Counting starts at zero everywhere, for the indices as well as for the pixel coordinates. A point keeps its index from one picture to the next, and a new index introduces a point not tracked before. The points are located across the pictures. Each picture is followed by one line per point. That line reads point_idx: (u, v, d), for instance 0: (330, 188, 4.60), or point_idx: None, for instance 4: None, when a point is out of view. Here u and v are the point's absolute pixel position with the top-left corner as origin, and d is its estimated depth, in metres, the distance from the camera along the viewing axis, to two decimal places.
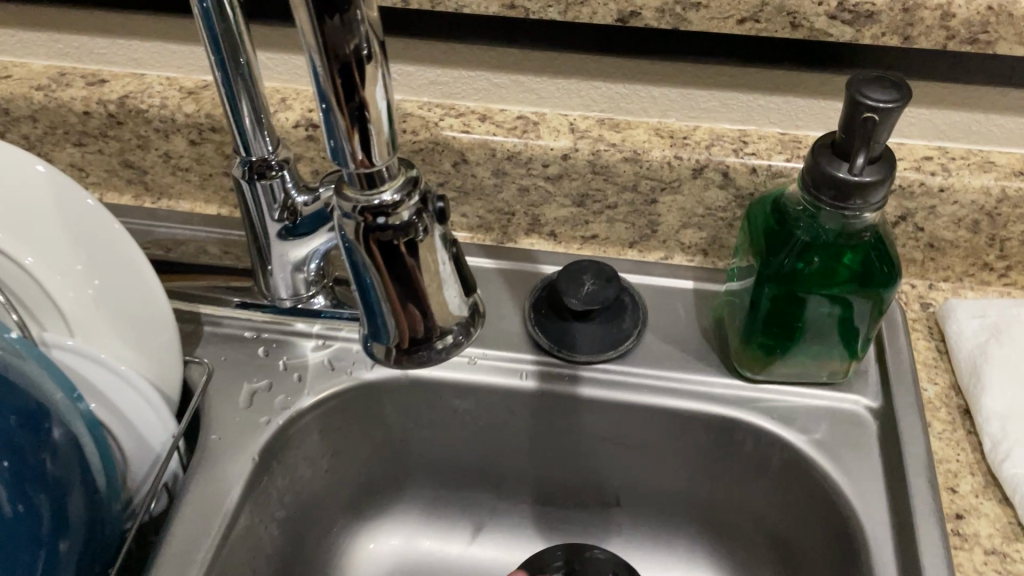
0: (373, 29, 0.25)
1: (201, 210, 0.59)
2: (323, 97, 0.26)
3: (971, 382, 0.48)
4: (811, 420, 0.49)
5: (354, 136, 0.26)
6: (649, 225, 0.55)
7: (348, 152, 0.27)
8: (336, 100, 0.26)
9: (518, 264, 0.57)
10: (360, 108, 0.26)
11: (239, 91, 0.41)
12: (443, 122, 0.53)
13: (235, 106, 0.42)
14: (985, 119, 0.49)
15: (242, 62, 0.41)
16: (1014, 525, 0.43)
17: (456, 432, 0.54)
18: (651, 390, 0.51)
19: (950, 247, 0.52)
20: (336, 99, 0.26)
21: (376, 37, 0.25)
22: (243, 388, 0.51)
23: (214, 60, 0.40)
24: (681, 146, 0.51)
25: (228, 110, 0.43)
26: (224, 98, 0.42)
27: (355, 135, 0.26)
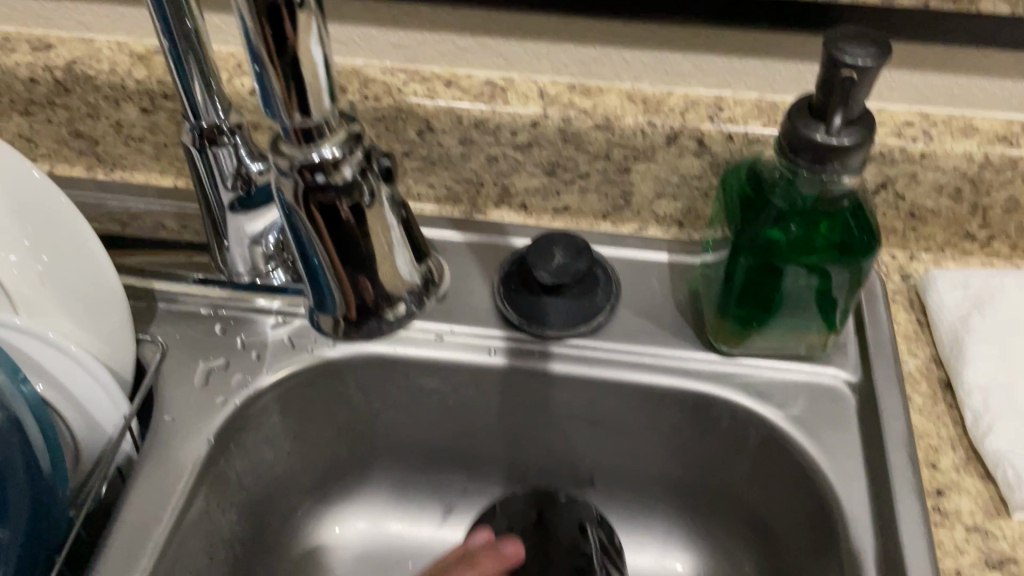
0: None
1: (156, 182, 0.57)
2: (252, 48, 0.24)
3: (953, 354, 0.46)
4: (788, 395, 0.47)
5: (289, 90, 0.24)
6: (622, 196, 0.53)
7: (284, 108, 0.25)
8: (267, 52, 0.24)
9: (488, 237, 0.55)
10: (293, 61, 0.24)
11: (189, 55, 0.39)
12: (407, 88, 0.50)
13: (182, 66, 0.40)
14: (967, 82, 0.48)
15: (190, 26, 0.38)
16: (996, 500, 0.42)
17: (423, 412, 0.53)
18: (624, 366, 0.49)
19: (932, 215, 0.51)
20: (266, 51, 0.23)
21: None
22: (198, 367, 0.49)
23: (159, 23, 0.38)
24: (655, 112, 0.49)
25: (175, 75, 0.40)
26: (170, 57, 0.39)
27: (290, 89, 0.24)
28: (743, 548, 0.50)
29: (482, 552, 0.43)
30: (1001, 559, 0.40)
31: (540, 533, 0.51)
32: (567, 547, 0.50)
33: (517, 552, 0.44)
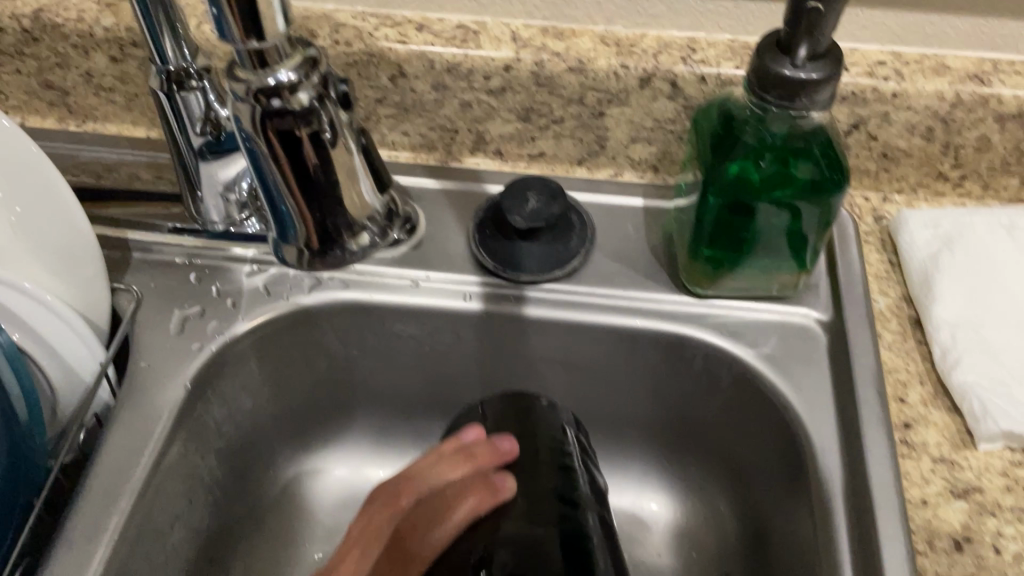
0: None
1: (129, 134, 0.56)
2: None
3: (922, 292, 0.47)
4: (760, 334, 0.48)
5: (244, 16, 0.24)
6: (597, 140, 0.53)
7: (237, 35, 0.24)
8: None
9: (464, 184, 0.55)
10: None
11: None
12: (379, 33, 0.50)
13: (147, 9, 0.39)
14: (940, 21, 0.47)
15: None
16: (962, 432, 0.43)
17: (401, 358, 0.53)
18: (598, 309, 0.49)
19: (904, 156, 0.51)
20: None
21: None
22: (173, 315, 0.49)
23: None
24: (628, 54, 0.49)
25: (140, 19, 0.40)
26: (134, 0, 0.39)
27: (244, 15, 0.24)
28: (717, 485, 0.51)
29: (477, 445, 0.44)
30: (966, 488, 0.41)
31: (519, 426, 0.46)
32: (546, 443, 0.45)
33: (515, 446, 0.44)
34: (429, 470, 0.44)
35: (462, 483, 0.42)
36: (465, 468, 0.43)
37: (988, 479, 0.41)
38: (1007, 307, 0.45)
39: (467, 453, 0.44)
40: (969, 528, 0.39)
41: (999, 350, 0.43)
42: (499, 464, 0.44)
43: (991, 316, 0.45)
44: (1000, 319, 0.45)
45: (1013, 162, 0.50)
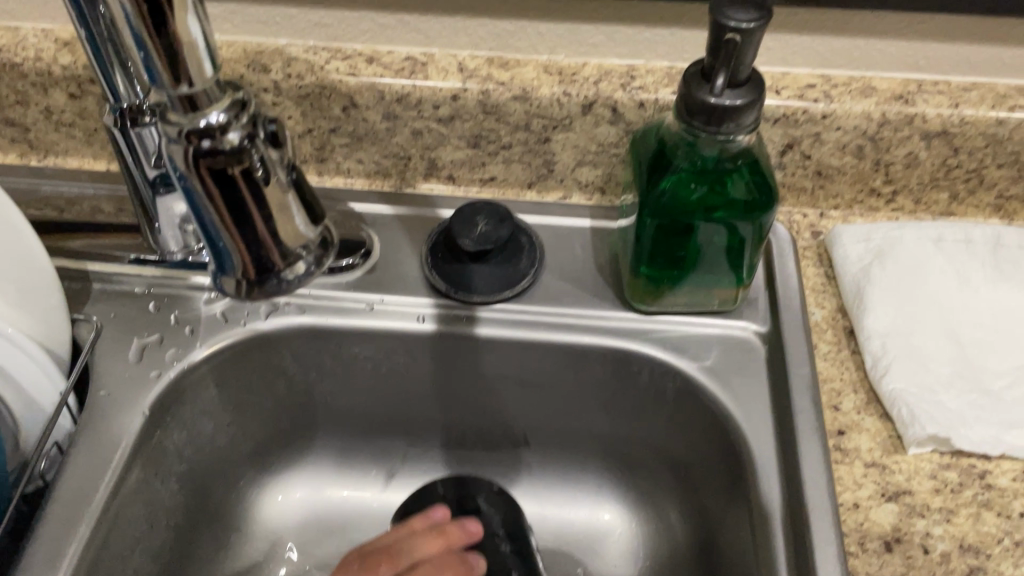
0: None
1: (90, 167, 0.58)
2: (132, 22, 0.26)
3: (855, 303, 0.49)
4: (702, 348, 0.50)
5: (172, 62, 0.27)
6: (545, 165, 0.55)
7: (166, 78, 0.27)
8: (146, 27, 0.26)
9: (416, 209, 0.57)
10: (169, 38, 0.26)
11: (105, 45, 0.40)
12: (329, 66, 0.52)
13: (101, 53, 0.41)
14: (866, 44, 0.50)
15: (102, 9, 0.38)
16: (893, 437, 0.44)
17: (359, 381, 0.54)
18: (547, 327, 0.51)
19: (838, 173, 0.53)
20: (145, 25, 0.26)
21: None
22: (133, 343, 0.50)
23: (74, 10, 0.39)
24: (570, 82, 0.51)
25: (95, 62, 0.41)
26: (87, 44, 0.40)
27: (173, 62, 0.27)
28: (669, 495, 0.53)
29: (448, 524, 0.47)
30: (897, 491, 0.42)
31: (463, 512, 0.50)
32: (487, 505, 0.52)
33: (481, 527, 0.48)
34: (405, 543, 0.46)
35: (440, 558, 0.45)
36: (440, 544, 0.46)
37: (918, 481, 0.43)
38: (934, 317, 0.47)
39: (441, 529, 0.47)
40: (898, 529, 0.41)
41: (926, 357, 0.45)
42: (466, 543, 0.47)
43: (919, 326, 0.47)
44: (928, 328, 0.47)
45: (941, 177, 0.53)
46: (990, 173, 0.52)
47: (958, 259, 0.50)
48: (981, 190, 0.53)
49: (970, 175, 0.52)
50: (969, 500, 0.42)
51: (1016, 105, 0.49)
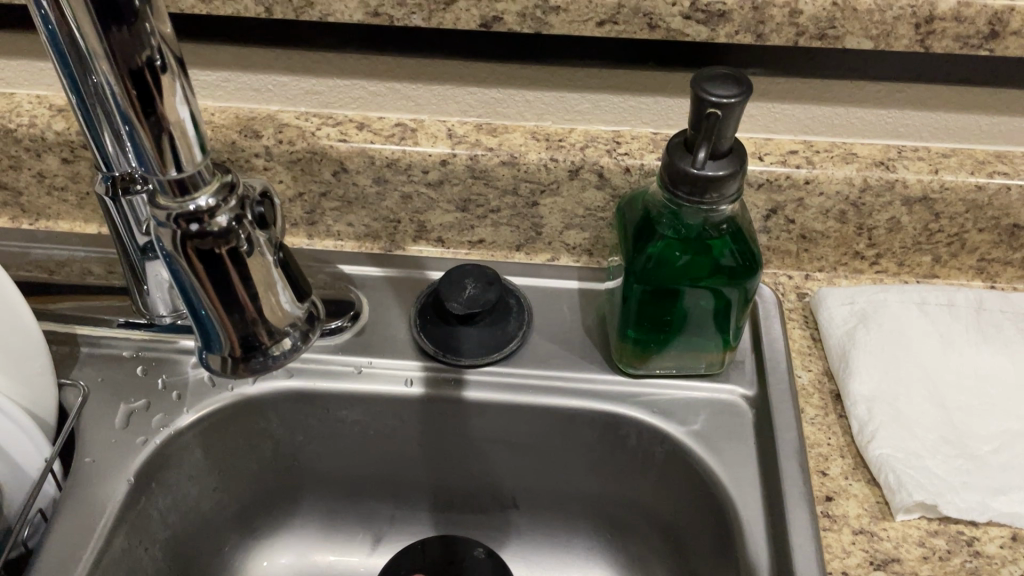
0: (165, 40, 0.26)
1: (81, 230, 0.58)
2: (120, 103, 0.26)
3: (841, 367, 0.49)
4: (689, 412, 0.50)
5: (158, 141, 0.27)
6: (533, 228, 0.56)
7: (153, 157, 0.27)
8: (135, 109, 0.27)
9: (406, 271, 0.57)
10: (159, 122, 0.27)
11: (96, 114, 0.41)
12: (320, 132, 0.53)
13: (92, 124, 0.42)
14: (846, 112, 0.51)
15: None
16: (881, 504, 0.44)
17: (346, 444, 0.54)
18: (535, 390, 0.51)
19: (821, 237, 0.54)
20: (132, 104, 0.26)
21: (168, 48, 0.26)
22: (119, 409, 0.50)
23: (67, 80, 0.40)
24: (557, 148, 0.52)
25: (86, 131, 0.42)
26: (81, 117, 0.41)
27: (160, 141, 0.27)
28: (659, 559, 0.53)
29: None
30: (885, 559, 0.42)
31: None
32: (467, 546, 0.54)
33: None
34: None
35: None
36: None
37: (906, 548, 0.42)
38: (919, 382, 0.47)
39: None
40: None
41: (911, 423, 0.46)
42: None
43: (904, 390, 0.47)
44: (913, 393, 0.47)
45: (924, 241, 0.53)
46: (971, 238, 0.53)
47: (941, 323, 0.50)
48: (964, 253, 0.54)
49: (953, 239, 0.53)
50: (958, 568, 0.42)
51: (995, 171, 0.50)
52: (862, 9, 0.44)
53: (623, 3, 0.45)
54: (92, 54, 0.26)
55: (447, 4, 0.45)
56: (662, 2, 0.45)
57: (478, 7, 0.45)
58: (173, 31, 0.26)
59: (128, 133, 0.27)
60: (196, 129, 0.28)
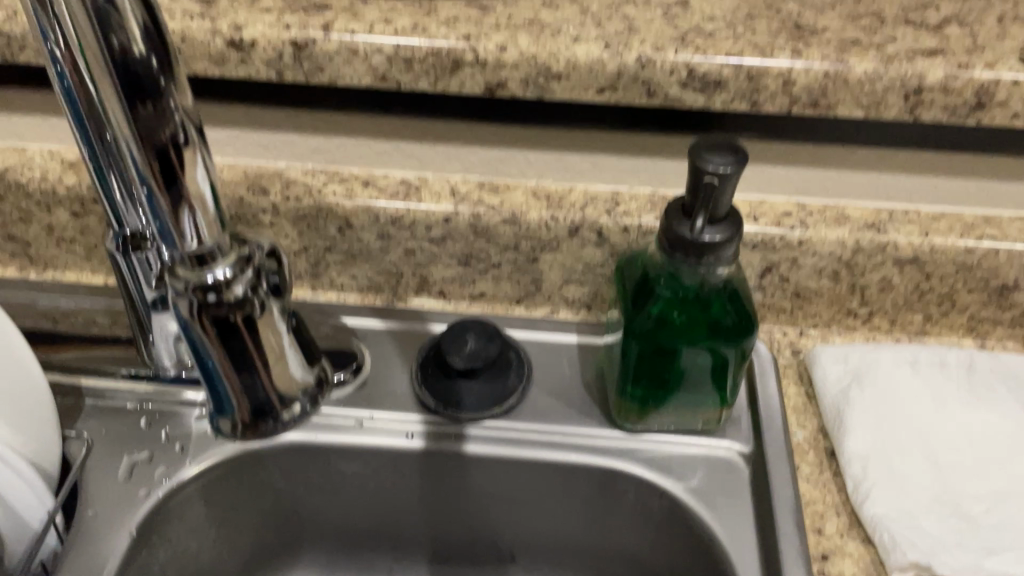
0: (187, 116, 0.27)
1: (88, 280, 0.59)
2: (142, 176, 0.28)
3: (835, 425, 0.50)
4: (687, 468, 0.51)
5: (179, 212, 0.28)
6: (533, 282, 0.57)
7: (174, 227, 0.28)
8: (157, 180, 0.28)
9: (408, 323, 0.58)
10: (180, 193, 0.28)
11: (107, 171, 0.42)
12: (327, 189, 0.54)
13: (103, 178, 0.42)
14: (838, 175, 0.52)
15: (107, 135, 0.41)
16: (876, 563, 0.45)
17: (346, 496, 0.55)
18: (534, 445, 0.52)
19: (815, 295, 0.55)
20: (154, 178, 0.27)
21: (190, 122, 0.27)
22: (123, 461, 0.51)
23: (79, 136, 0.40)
24: (557, 207, 0.53)
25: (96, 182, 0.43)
26: (91, 171, 0.42)
27: (180, 212, 0.28)
28: None
29: None
30: None
31: None
32: None
33: None
34: None
35: None
36: None
37: None
38: (912, 442, 0.48)
39: None
40: None
41: (905, 482, 0.46)
42: None
43: (897, 449, 0.48)
44: (906, 452, 0.48)
45: (915, 300, 0.54)
46: (961, 298, 0.54)
47: (934, 382, 0.51)
48: (954, 313, 0.55)
49: (942, 299, 0.54)
50: None
51: (983, 235, 0.52)
52: (852, 80, 0.46)
53: (623, 71, 0.46)
54: (116, 127, 0.27)
55: (453, 70, 0.47)
56: (660, 72, 0.46)
57: (483, 73, 0.47)
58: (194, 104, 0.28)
59: (148, 204, 0.28)
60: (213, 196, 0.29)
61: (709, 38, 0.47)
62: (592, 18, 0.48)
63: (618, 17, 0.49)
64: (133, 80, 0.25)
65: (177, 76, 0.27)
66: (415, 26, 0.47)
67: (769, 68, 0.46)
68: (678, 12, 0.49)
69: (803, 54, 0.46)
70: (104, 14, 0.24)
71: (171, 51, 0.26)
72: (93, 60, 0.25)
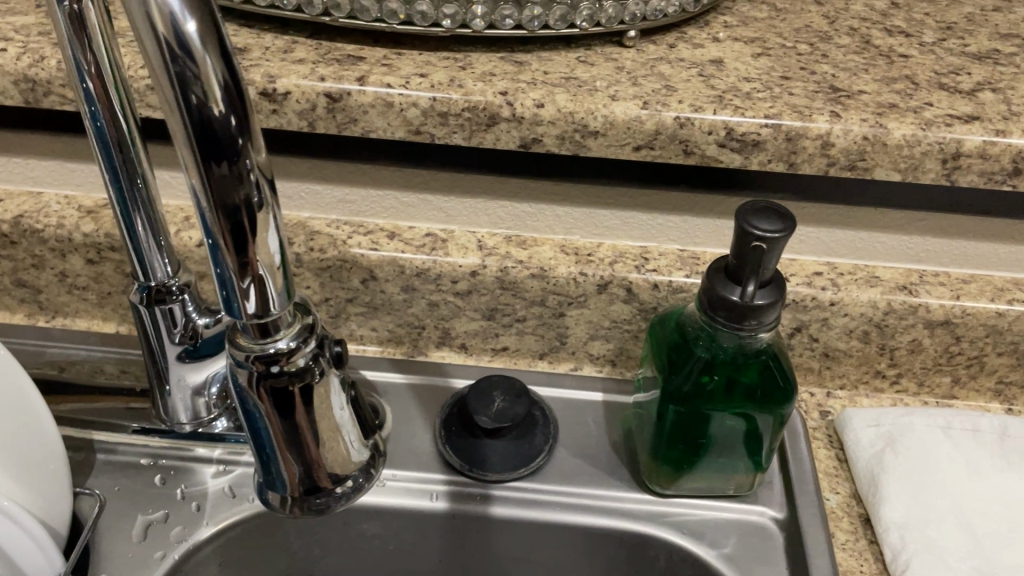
0: (262, 176, 0.26)
1: (98, 328, 0.57)
2: (209, 235, 0.26)
3: (870, 491, 0.48)
4: (719, 534, 0.49)
5: (245, 275, 0.27)
6: (558, 338, 0.55)
7: (239, 290, 0.27)
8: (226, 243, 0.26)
9: (427, 377, 0.56)
10: (248, 256, 0.26)
11: (135, 213, 0.40)
12: (351, 240, 0.52)
13: (129, 222, 0.40)
14: (869, 236, 0.52)
15: (140, 182, 0.39)
16: None
17: (363, 557, 0.53)
18: (561, 508, 0.50)
19: (844, 356, 0.54)
20: (223, 240, 0.26)
21: (265, 183, 0.26)
22: (137, 521, 0.49)
23: (108, 179, 0.39)
24: (586, 262, 0.52)
25: (121, 226, 0.41)
26: (118, 214, 0.40)
27: (245, 275, 0.27)
28: None
29: None
30: None
31: None
32: None
33: None
34: None
35: None
36: None
37: None
38: (950, 510, 0.47)
39: None
40: None
41: (944, 552, 0.45)
42: None
43: (934, 518, 0.46)
44: (943, 521, 0.46)
45: (945, 363, 0.53)
46: (991, 361, 0.53)
47: (966, 448, 0.50)
48: (982, 375, 0.54)
49: (972, 361, 0.53)
50: None
51: (1014, 299, 0.51)
52: (891, 143, 0.45)
53: (660, 130, 0.46)
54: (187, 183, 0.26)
55: (488, 125, 0.46)
56: (700, 132, 0.46)
57: (518, 129, 0.46)
58: (268, 161, 0.26)
59: (212, 265, 0.27)
60: (280, 246, 0.27)
61: (746, 98, 0.47)
62: (628, 76, 0.48)
63: (653, 76, 0.48)
64: (209, 139, 0.24)
65: (253, 134, 0.25)
66: (451, 81, 0.46)
67: (809, 130, 0.45)
68: (713, 73, 0.49)
69: (842, 117, 0.45)
70: (183, 70, 0.23)
71: (249, 107, 0.25)
72: (167, 114, 0.24)
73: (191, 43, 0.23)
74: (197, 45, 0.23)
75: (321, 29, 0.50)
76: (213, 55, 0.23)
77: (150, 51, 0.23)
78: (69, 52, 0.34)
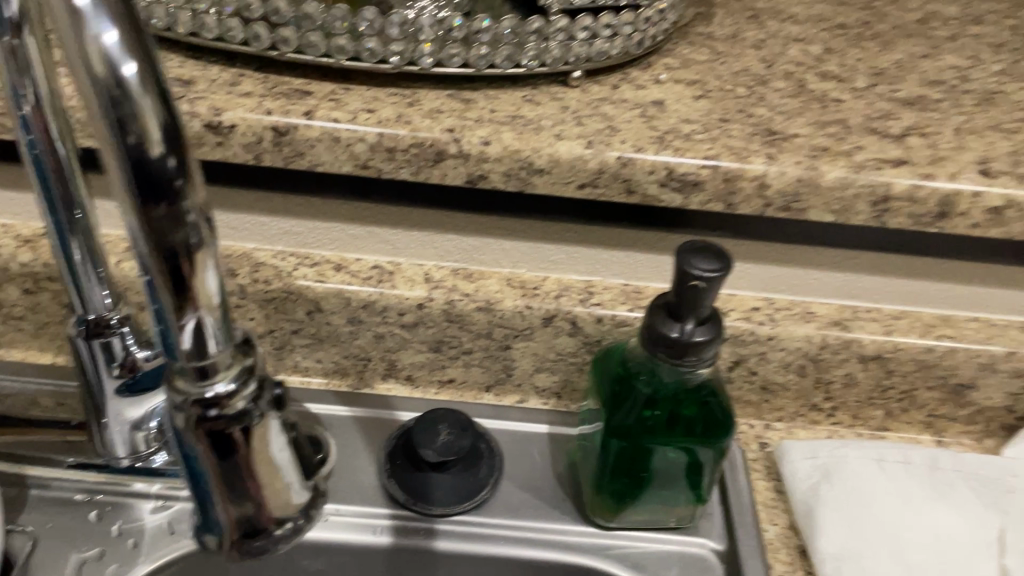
0: (200, 215, 0.26)
1: (34, 358, 0.56)
2: (145, 272, 0.26)
3: (806, 524, 0.50)
4: (660, 566, 0.50)
5: (182, 312, 0.26)
6: (504, 370, 0.55)
7: (175, 328, 0.27)
8: (163, 283, 0.26)
9: (374, 411, 0.56)
10: (185, 293, 0.26)
11: (74, 245, 0.40)
12: (297, 272, 0.52)
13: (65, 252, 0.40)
14: (806, 273, 0.53)
15: (80, 216, 0.39)
16: None
17: None
18: (504, 541, 0.51)
19: (782, 389, 0.55)
20: (159, 278, 0.26)
21: (203, 222, 0.26)
22: (70, 559, 0.48)
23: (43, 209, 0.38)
24: (531, 296, 0.53)
25: (55, 255, 0.40)
26: (54, 244, 0.40)
27: (182, 312, 0.26)
28: None
29: None
30: None
31: None
32: None
33: None
34: None
35: None
36: None
37: None
38: (883, 541, 0.48)
39: None
40: None
41: None
42: None
43: (868, 550, 0.48)
44: (876, 553, 0.48)
45: (877, 397, 0.55)
46: (922, 395, 0.55)
47: (900, 480, 0.51)
48: (913, 409, 0.56)
49: (904, 395, 0.55)
50: None
51: (942, 335, 0.53)
52: (824, 186, 0.47)
53: (603, 169, 0.47)
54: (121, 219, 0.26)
55: (435, 161, 0.47)
56: (641, 171, 0.47)
57: (465, 165, 0.47)
58: (208, 200, 0.26)
59: (154, 301, 0.27)
60: (219, 283, 0.27)
61: (686, 140, 0.48)
62: (573, 115, 0.49)
63: (598, 116, 0.49)
64: (144, 179, 0.24)
65: (193, 172, 0.25)
66: (399, 117, 0.47)
67: (745, 172, 0.47)
68: (655, 114, 0.50)
69: (778, 159, 0.47)
70: (119, 109, 0.23)
71: (188, 146, 0.25)
72: (101, 149, 0.24)
73: (127, 82, 0.23)
74: (132, 83, 0.23)
75: (268, 62, 0.50)
76: (149, 94, 0.23)
77: (85, 88, 0.23)
78: (8, 79, 0.34)
